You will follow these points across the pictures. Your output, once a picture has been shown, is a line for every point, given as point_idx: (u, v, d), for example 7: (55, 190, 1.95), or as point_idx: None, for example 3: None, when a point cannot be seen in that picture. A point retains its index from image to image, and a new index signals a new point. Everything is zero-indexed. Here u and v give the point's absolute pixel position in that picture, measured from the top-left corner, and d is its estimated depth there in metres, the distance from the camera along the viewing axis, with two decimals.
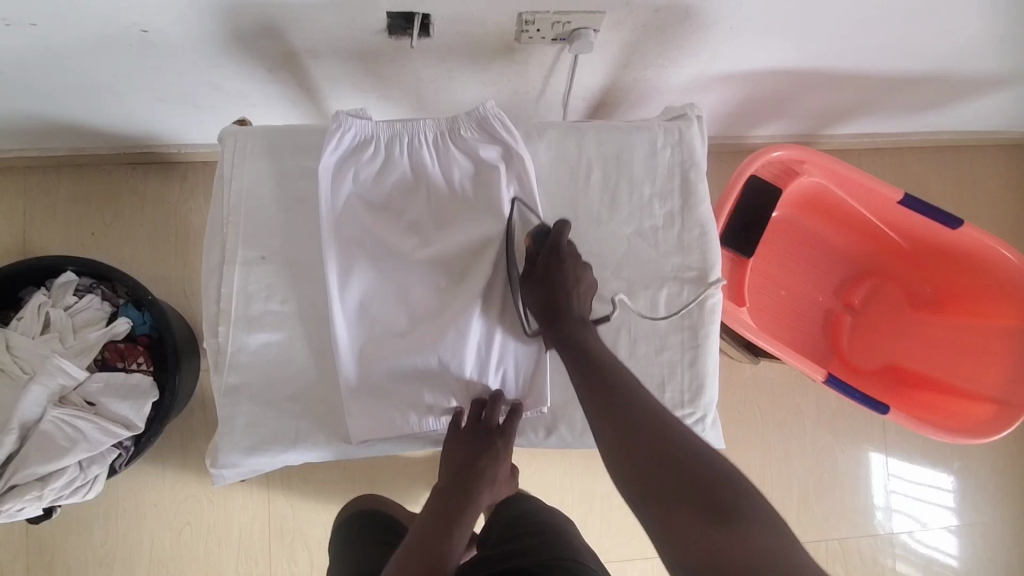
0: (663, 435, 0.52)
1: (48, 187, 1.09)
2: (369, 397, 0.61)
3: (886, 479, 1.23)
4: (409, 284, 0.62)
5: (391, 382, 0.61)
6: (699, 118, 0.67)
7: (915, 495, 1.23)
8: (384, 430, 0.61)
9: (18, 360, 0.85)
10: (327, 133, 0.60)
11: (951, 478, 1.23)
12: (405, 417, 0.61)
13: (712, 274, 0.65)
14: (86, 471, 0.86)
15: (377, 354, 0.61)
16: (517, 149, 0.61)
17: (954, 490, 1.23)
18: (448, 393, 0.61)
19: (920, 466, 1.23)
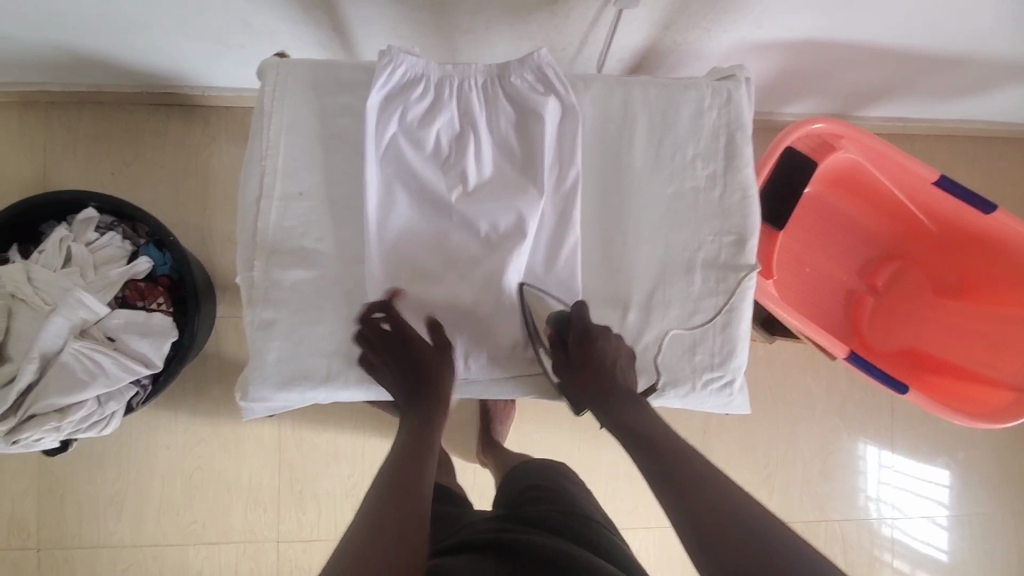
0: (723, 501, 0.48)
1: (69, 123, 1.08)
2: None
3: (880, 470, 1.24)
4: (448, 228, 0.62)
5: (424, 327, 0.61)
6: (748, 81, 0.66)
7: (906, 488, 1.24)
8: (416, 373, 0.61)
9: (39, 292, 0.85)
10: (376, 70, 0.60)
11: (945, 473, 1.24)
12: (442, 359, 0.61)
13: (751, 239, 0.65)
14: (103, 407, 0.86)
15: (411, 298, 0.61)
16: (566, 98, 0.62)
17: (947, 485, 1.24)
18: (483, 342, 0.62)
19: (914, 462, 1.24)
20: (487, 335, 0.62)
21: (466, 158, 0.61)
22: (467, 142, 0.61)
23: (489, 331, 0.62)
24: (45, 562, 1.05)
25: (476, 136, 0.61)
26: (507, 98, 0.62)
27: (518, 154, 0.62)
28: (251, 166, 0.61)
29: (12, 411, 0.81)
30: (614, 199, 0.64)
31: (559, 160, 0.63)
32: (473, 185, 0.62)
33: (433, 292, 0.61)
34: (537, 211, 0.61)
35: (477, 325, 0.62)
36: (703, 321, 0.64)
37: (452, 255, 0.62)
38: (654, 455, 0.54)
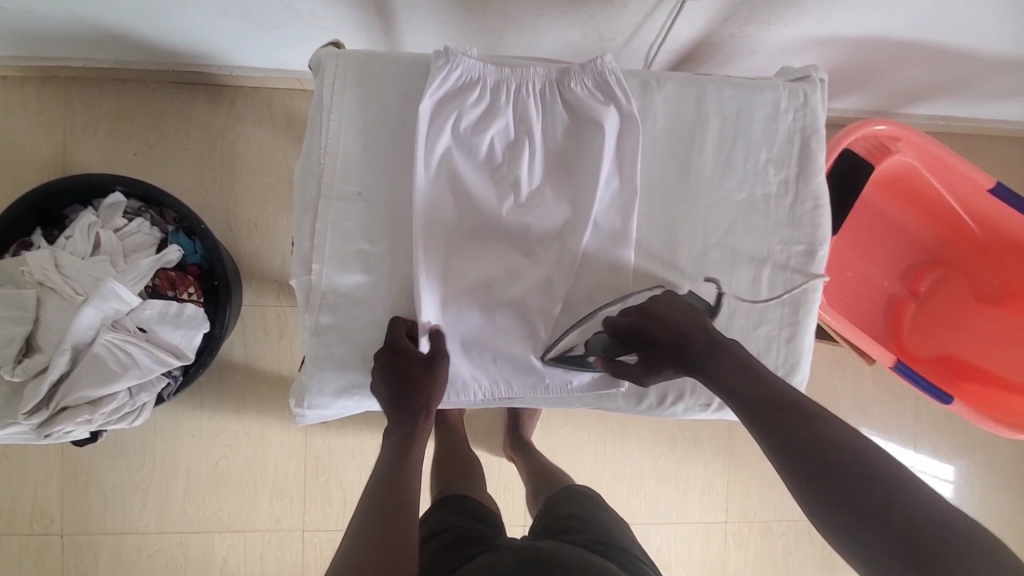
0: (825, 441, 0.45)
1: (89, 101, 1.03)
2: (449, 357, 0.59)
3: None
4: (501, 243, 0.60)
5: (477, 341, 0.60)
6: (823, 83, 0.63)
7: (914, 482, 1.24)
8: (459, 389, 0.60)
9: (69, 280, 0.82)
10: (431, 71, 0.57)
11: (951, 469, 1.24)
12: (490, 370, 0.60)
13: (820, 251, 0.63)
14: (134, 398, 0.84)
15: (466, 312, 0.59)
16: (627, 107, 0.59)
17: (951, 480, 1.24)
18: (527, 364, 0.60)
19: (925, 457, 1.24)
20: (529, 357, 0.60)
21: (520, 167, 0.59)
22: (521, 151, 0.59)
23: (530, 354, 0.60)
24: (69, 548, 1.04)
25: (530, 144, 0.59)
26: (564, 106, 0.60)
27: (573, 164, 0.60)
28: (306, 163, 0.58)
29: (44, 403, 0.79)
30: (681, 207, 0.62)
31: (615, 171, 0.60)
32: (526, 198, 0.60)
33: (486, 306, 0.59)
34: (592, 225, 0.60)
35: (522, 346, 0.60)
36: (767, 334, 0.63)
37: (503, 270, 0.60)
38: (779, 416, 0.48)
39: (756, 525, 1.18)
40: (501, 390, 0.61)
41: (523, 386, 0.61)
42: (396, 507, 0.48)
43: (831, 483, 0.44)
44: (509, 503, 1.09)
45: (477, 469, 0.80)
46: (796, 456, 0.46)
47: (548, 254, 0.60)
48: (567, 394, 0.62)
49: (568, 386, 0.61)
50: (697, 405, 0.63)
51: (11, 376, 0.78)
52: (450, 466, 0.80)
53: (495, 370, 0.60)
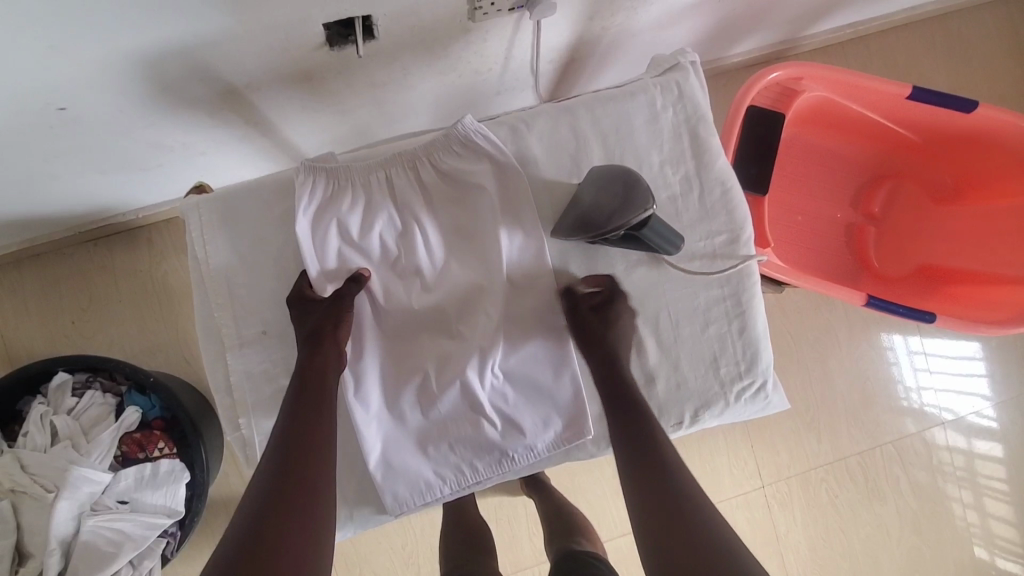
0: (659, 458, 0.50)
1: (12, 285, 1.02)
2: (407, 462, 0.57)
3: (912, 356, 1.22)
4: (423, 331, 0.58)
5: (430, 437, 0.57)
6: (694, 64, 0.61)
7: (945, 369, 1.22)
8: (424, 491, 0.57)
9: (37, 479, 0.81)
10: (299, 187, 0.55)
11: (976, 344, 1.22)
12: (448, 463, 0.58)
13: (743, 234, 0.60)
14: (139, 568, 0.83)
15: (411, 413, 0.57)
16: (502, 160, 0.57)
17: (983, 357, 1.22)
18: (485, 444, 0.58)
19: (946, 338, 1.22)
20: (487, 437, 0.58)
21: (418, 253, 0.57)
22: (413, 237, 0.57)
23: (487, 433, 0.58)
24: None
25: (421, 226, 0.57)
26: (442, 177, 0.58)
27: (469, 232, 0.58)
28: (203, 318, 0.56)
29: None
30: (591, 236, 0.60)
31: (514, 224, 0.58)
32: (435, 279, 0.58)
33: (429, 398, 0.57)
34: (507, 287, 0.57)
35: (476, 428, 0.58)
36: (718, 333, 0.60)
37: (433, 359, 0.57)
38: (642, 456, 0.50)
39: (793, 480, 1.17)
40: (468, 477, 0.58)
41: (487, 463, 0.59)
42: (296, 531, 0.43)
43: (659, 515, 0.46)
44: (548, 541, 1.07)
45: (488, 542, 0.80)
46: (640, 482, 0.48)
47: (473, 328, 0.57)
48: (537, 459, 0.60)
49: (534, 452, 0.59)
50: (670, 428, 0.60)
51: None
52: (463, 545, 0.78)
53: (457, 460, 0.58)
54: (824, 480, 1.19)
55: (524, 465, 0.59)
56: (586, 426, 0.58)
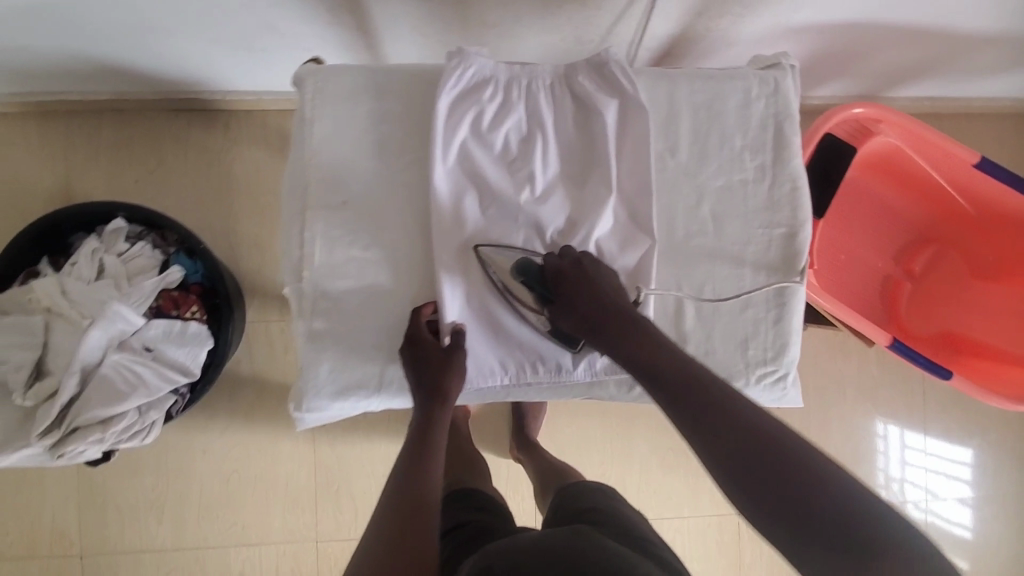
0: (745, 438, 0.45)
1: (89, 132, 1.07)
2: (477, 347, 0.60)
3: (902, 451, 1.22)
4: (519, 232, 0.60)
5: (502, 329, 0.60)
6: (794, 68, 0.64)
7: (931, 468, 1.22)
8: (487, 375, 0.60)
9: (75, 305, 0.84)
10: (446, 71, 0.59)
11: (971, 452, 1.22)
12: (510, 358, 0.61)
13: (803, 229, 0.63)
14: (144, 416, 0.86)
15: (495, 304, 0.59)
16: (633, 96, 0.59)
17: (973, 464, 1.22)
18: (552, 351, 0.60)
19: (941, 440, 1.22)
20: (552, 343, 0.60)
21: (535, 160, 0.59)
22: (533, 147, 0.59)
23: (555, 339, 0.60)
24: (89, 569, 1.08)
25: (544, 137, 0.59)
26: (573, 98, 0.60)
27: (583, 157, 0.60)
28: (292, 176, 0.59)
29: (55, 424, 0.81)
30: (666, 197, 0.62)
31: (625, 160, 0.60)
32: (544, 191, 0.60)
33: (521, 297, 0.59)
34: (609, 216, 0.60)
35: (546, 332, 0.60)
36: (754, 316, 0.63)
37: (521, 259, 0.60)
38: (711, 430, 0.47)
39: None
40: (526, 375, 0.61)
41: (551, 368, 0.61)
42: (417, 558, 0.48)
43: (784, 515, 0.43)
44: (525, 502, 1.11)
45: (483, 469, 0.82)
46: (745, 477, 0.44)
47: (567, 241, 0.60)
48: (594, 379, 0.62)
49: (592, 371, 0.61)
50: None
51: (23, 401, 0.79)
52: (456, 467, 0.81)
53: (522, 356, 0.60)
54: None
55: (579, 379, 0.61)
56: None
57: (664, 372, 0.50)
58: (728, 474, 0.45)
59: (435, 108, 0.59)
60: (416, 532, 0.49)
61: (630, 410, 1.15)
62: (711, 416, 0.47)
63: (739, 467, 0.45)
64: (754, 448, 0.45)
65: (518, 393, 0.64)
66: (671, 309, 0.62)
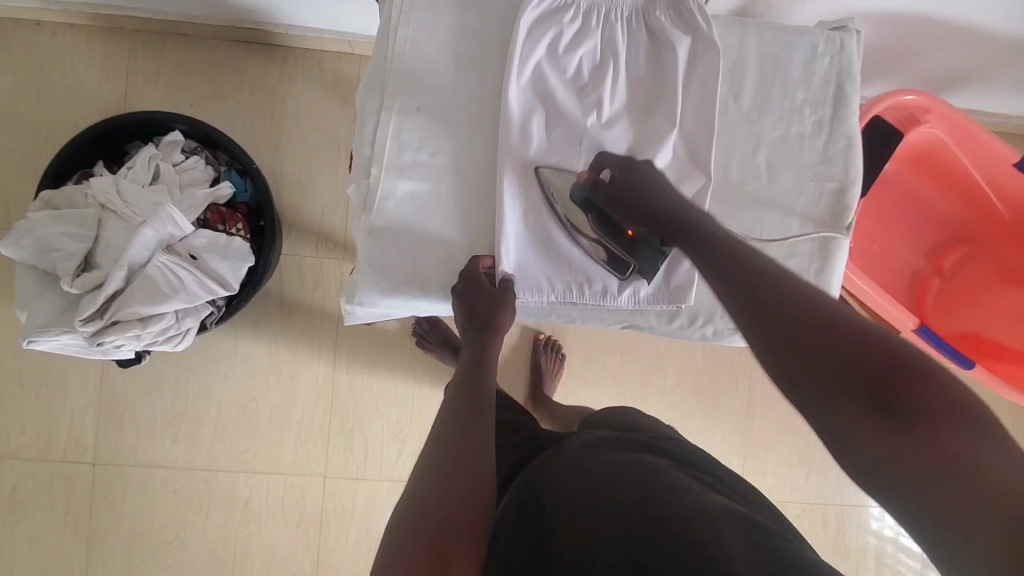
0: (812, 319, 0.44)
1: (153, 52, 1.10)
2: (528, 263, 0.62)
3: None
4: (581, 156, 0.61)
5: (554, 248, 0.62)
6: (859, 33, 0.66)
7: None
8: (534, 291, 0.62)
9: (129, 205, 0.86)
10: None
11: None
12: (558, 279, 0.63)
13: (854, 186, 0.65)
14: (180, 322, 0.88)
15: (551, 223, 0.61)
16: (707, 34, 0.60)
17: None
18: (601, 276, 0.62)
19: None
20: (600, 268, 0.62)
21: (604, 88, 0.61)
22: (604, 75, 0.61)
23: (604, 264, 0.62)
24: (98, 479, 1.09)
25: (616, 67, 0.61)
26: (648, 33, 0.62)
27: (650, 92, 0.62)
28: (370, 78, 0.62)
29: (98, 314, 0.83)
30: (726, 140, 0.64)
31: (692, 98, 0.62)
32: (609, 119, 0.61)
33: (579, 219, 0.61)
34: (670, 150, 0.61)
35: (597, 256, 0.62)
36: (798, 266, 0.64)
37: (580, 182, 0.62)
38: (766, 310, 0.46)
39: None
40: (572, 297, 0.63)
41: (597, 293, 0.63)
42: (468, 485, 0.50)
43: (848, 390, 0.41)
44: None
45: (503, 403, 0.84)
46: (813, 356, 0.43)
47: None
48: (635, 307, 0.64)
49: (636, 299, 0.63)
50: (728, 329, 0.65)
51: (70, 288, 0.82)
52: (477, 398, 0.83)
53: (569, 277, 0.62)
54: (800, 517, 1.20)
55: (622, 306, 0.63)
56: (692, 289, 0.62)
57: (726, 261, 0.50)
58: (782, 352, 0.44)
59: (515, 26, 0.60)
60: (466, 451, 0.52)
61: (646, 384, 1.16)
62: (775, 299, 0.46)
63: (800, 344, 0.43)
64: (815, 324, 0.44)
65: (559, 314, 0.66)
66: None
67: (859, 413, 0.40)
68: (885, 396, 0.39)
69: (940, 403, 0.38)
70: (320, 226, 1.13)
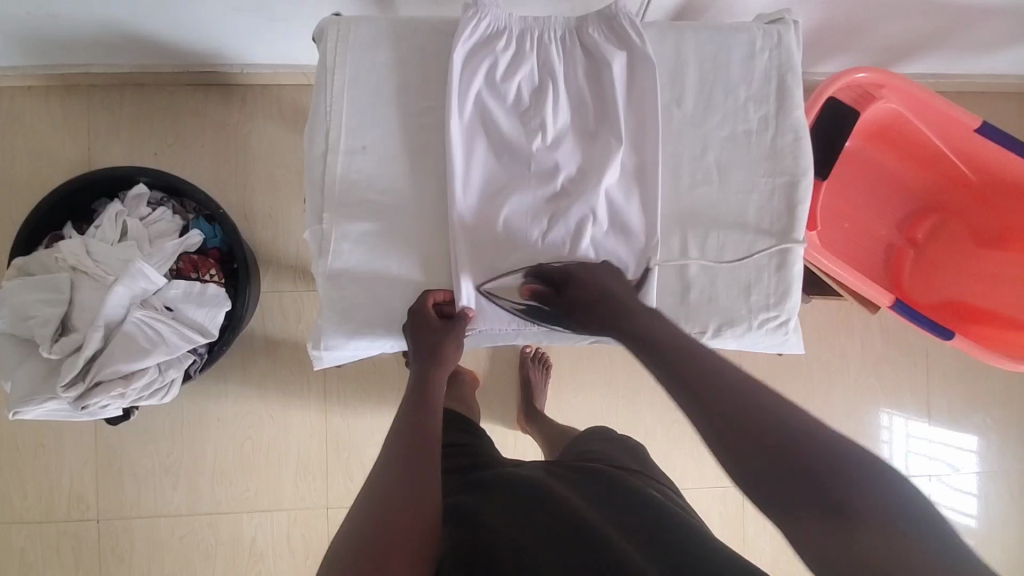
0: (746, 400, 0.47)
1: (111, 105, 1.10)
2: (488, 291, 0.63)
3: (908, 439, 1.23)
4: (530, 178, 0.62)
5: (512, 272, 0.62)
6: (797, 23, 0.66)
7: (940, 459, 1.23)
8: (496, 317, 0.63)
9: (99, 264, 0.87)
10: (461, 23, 0.61)
11: (976, 439, 1.23)
12: None
13: (806, 179, 0.65)
14: (164, 374, 0.89)
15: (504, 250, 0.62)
16: (640, 47, 0.62)
17: (978, 452, 1.23)
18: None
19: (947, 429, 1.23)
20: None
21: (546, 109, 0.61)
22: (543, 96, 0.61)
23: None
24: (104, 533, 1.10)
25: (555, 87, 0.62)
26: (583, 50, 0.63)
27: (592, 108, 0.63)
28: (314, 122, 0.62)
29: (79, 377, 0.83)
30: (673, 146, 0.64)
31: (633, 109, 0.63)
32: (555, 139, 0.62)
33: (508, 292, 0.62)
34: (618, 164, 0.62)
35: None
36: (758, 263, 0.65)
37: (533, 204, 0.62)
38: (702, 395, 0.49)
39: None
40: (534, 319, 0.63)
41: None
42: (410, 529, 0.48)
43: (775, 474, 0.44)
44: None
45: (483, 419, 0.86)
46: (746, 438, 0.45)
47: (577, 187, 0.62)
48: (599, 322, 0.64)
49: None
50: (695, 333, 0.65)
51: (50, 354, 0.82)
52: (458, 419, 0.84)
53: None
54: None
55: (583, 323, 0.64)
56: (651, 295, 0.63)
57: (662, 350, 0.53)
58: (724, 437, 0.46)
59: (451, 58, 0.61)
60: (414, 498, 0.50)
61: (636, 383, 1.17)
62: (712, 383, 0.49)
63: (734, 425, 0.46)
64: (743, 406, 0.46)
65: (525, 335, 0.66)
66: (676, 254, 0.64)
67: (794, 497, 0.43)
68: (824, 487, 0.42)
69: (866, 482, 0.42)
70: (296, 260, 1.13)
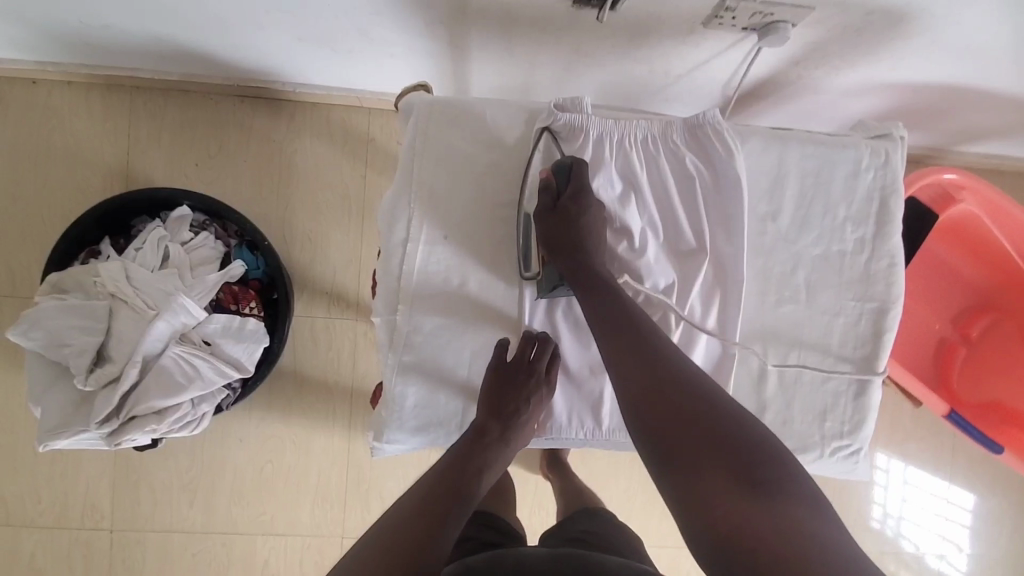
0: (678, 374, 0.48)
1: (154, 109, 1.06)
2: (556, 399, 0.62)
3: (906, 490, 1.22)
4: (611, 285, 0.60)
5: (583, 379, 0.61)
6: (904, 139, 0.63)
7: (937, 512, 1.23)
8: (562, 425, 0.62)
9: (140, 293, 0.83)
10: (539, 127, 0.59)
11: (975, 499, 1.23)
12: (581, 421, 0.62)
13: (895, 307, 0.62)
14: (196, 408, 0.86)
15: (562, 313, 0.61)
16: (727, 158, 0.59)
17: (991, 528, 1.24)
18: None
19: (950, 489, 1.23)
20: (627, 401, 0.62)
21: (630, 215, 0.59)
22: (629, 200, 0.59)
23: None
24: (117, 543, 1.09)
25: (638, 193, 0.59)
26: (667, 156, 0.60)
27: (680, 213, 0.60)
28: (394, 205, 0.59)
29: (114, 412, 0.81)
30: (763, 262, 0.62)
31: (716, 220, 0.60)
32: (642, 243, 0.59)
33: (577, 403, 0.62)
34: (700, 278, 0.60)
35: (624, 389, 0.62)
36: (836, 389, 0.63)
37: None
38: (628, 349, 0.51)
39: None
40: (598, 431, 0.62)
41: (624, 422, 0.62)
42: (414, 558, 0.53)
43: (697, 444, 0.45)
44: (544, 519, 1.14)
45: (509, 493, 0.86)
46: (672, 412, 0.46)
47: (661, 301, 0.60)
48: None
49: None
50: None
51: (84, 386, 0.80)
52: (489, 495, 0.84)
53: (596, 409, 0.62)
54: None
55: None
56: None
57: (616, 326, 0.52)
58: (651, 423, 0.47)
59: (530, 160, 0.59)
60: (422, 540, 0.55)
61: None
62: (642, 354, 0.50)
63: (659, 394, 0.48)
64: (681, 395, 0.47)
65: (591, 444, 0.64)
66: (755, 374, 0.62)
67: (716, 471, 0.43)
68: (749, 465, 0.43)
69: (786, 472, 0.43)
70: (332, 286, 1.10)
